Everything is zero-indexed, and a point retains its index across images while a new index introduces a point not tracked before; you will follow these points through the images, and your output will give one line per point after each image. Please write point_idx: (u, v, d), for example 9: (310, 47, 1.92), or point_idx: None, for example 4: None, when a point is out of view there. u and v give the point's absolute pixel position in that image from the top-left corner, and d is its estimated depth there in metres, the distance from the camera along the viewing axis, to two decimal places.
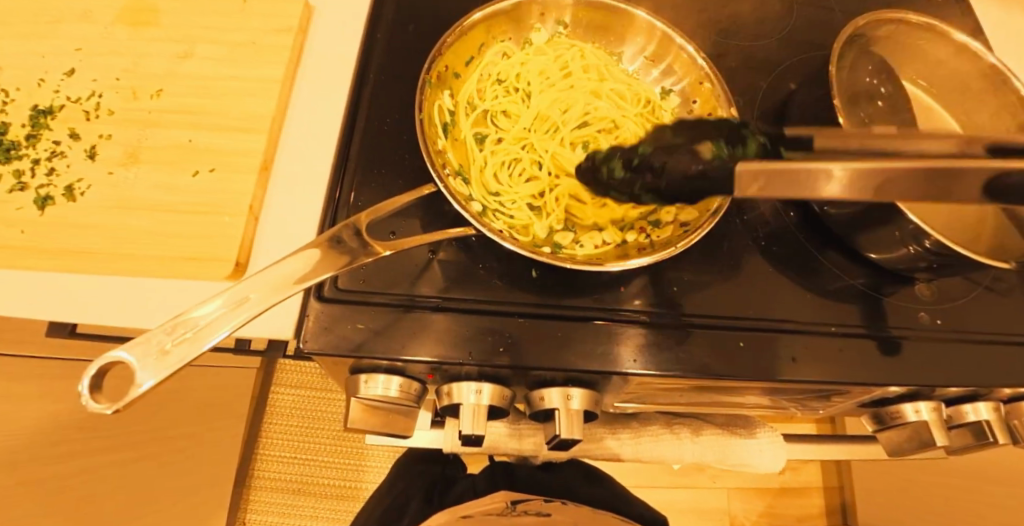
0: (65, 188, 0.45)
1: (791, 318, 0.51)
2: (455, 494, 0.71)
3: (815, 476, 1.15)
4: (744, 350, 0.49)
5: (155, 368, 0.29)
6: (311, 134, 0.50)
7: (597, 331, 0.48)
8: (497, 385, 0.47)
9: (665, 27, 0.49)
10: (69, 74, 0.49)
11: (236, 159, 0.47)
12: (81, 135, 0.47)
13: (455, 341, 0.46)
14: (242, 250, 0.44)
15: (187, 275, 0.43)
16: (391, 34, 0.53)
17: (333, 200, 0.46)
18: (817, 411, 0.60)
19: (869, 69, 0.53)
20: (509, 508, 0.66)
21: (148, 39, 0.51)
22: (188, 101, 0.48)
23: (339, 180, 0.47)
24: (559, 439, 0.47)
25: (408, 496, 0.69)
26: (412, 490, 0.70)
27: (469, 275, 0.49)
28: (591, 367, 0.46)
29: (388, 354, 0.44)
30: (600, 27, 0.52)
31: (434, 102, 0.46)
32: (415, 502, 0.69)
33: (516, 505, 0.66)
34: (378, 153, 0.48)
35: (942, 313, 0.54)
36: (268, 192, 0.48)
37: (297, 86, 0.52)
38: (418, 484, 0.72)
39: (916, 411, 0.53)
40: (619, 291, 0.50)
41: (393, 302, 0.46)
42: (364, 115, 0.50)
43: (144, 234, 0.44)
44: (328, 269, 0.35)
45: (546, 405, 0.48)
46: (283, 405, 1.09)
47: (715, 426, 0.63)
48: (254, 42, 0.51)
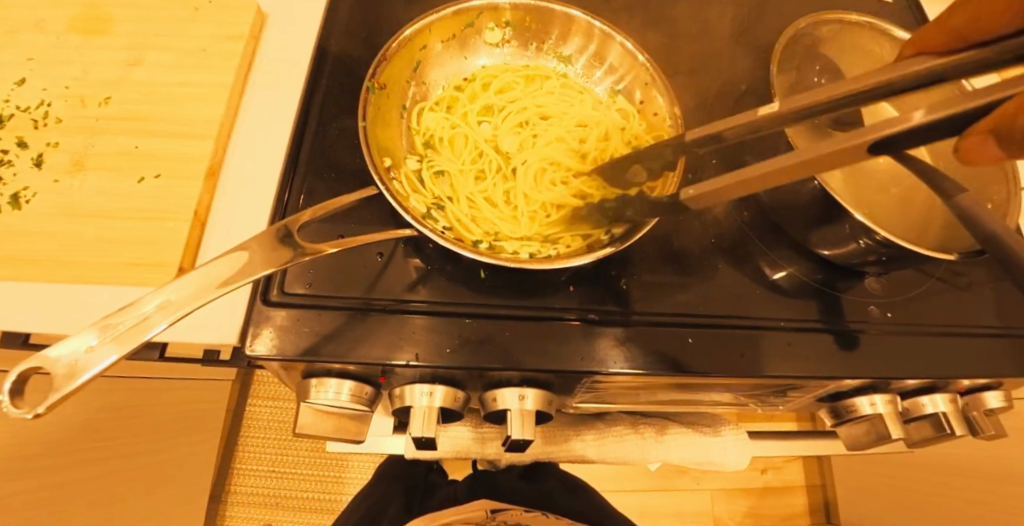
0: (11, 196, 0.45)
1: (744, 314, 0.52)
2: (437, 499, 0.72)
3: (798, 475, 1.15)
4: (695, 347, 0.49)
5: (78, 368, 0.29)
6: (263, 139, 0.50)
7: (550, 330, 0.48)
8: (449, 387, 0.47)
9: (603, 26, 0.49)
10: (19, 83, 0.49)
11: (182, 165, 0.46)
12: (29, 143, 0.47)
13: (405, 342, 0.46)
14: (186, 255, 0.44)
15: (131, 282, 0.43)
16: (343, 41, 0.54)
17: (281, 206, 0.46)
18: (777, 406, 0.60)
19: (815, 69, 0.54)
20: (487, 516, 0.66)
21: (99, 48, 0.51)
22: (136, 108, 0.48)
23: (286, 189, 0.47)
24: (511, 440, 0.47)
25: (388, 499, 0.69)
26: (391, 495, 0.70)
27: (423, 277, 0.49)
28: (540, 366, 0.46)
29: (335, 358, 0.44)
30: (546, 31, 0.52)
31: (380, 108, 0.46)
32: (393, 507, 0.68)
33: (495, 514, 0.67)
34: (329, 157, 0.49)
35: (895, 307, 0.54)
36: (217, 196, 0.48)
37: (250, 90, 0.52)
38: (399, 488, 0.71)
39: (872, 404, 0.53)
40: (572, 291, 0.50)
41: (344, 305, 0.46)
42: (314, 122, 0.50)
43: (90, 242, 0.44)
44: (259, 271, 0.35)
45: (499, 406, 0.48)
46: (259, 416, 1.08)
47: (681, 424, 0.63)
48: (204, 49, 0.51)
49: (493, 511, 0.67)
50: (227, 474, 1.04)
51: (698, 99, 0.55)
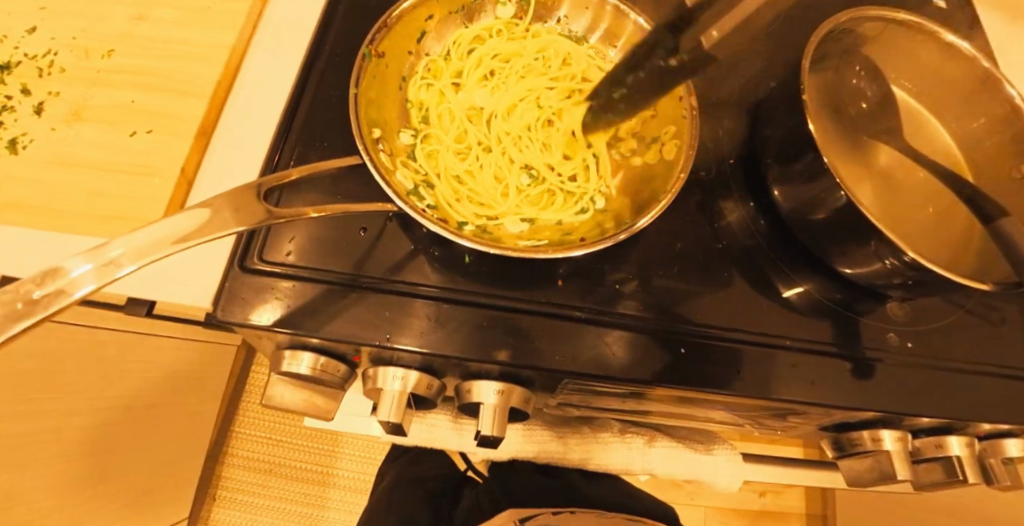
0: (8, 142, 0.45)
1: (745, 327, 0.48)
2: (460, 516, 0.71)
3: (798, 503, 1.10)
4: (686, 358, 0.46)
5: (25, 312, 0.28)
6: (260, 100, 0.49)
7: (535, 325, 0.46)
8: (424, 374, 0.46)
9: (620, 5, 0.47)
10: (29, 32, 0.49)
11: (175, 122, 0.46)
12: (32, 91, 0.47)
13: (381, 323, 0.44)
14: (169, 214, 0.43)
15: (111, 236, 0.42)
16: (352, 8, 0.52)
17: (271, 167, 0.45)
18: (776, 432, 0.57)
19: (856, 71, 0.52)
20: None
21: (109, 1, 0.51)
22: (137, 62, 0.48)
23: (277, 151, 0.46)
24: (481, 436, 0.45)
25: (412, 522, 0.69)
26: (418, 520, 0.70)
27: (410, 257, 0.47)
28: (521, 362, 0.44)
29: (308, 332, 0.42)
30: (560, 9, 0.50)
31: (378, 76, 0.44)
32: None
33: (524, 521, 0.62)
34: (323, 126, 0.47)
35: (915, 336, 0.50)
36: (206, 158, 0.46)
37: (254, 52, 0.51)
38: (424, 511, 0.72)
39: (879, 439, 0.49)
40: (561, 285, 0.48)
41: (322, 278, 0.45)
42: (312, 87, 0.49)
43: (76, 192, 0.43)
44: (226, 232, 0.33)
45: (473, 399, 0.46)
46: (259, 383, 1.10)
47: (671, 437, 0.60)
48: (210, 9, 0.50)
49: (521, 519, 0.62)
50: (225, 437, 1.06)
51: None
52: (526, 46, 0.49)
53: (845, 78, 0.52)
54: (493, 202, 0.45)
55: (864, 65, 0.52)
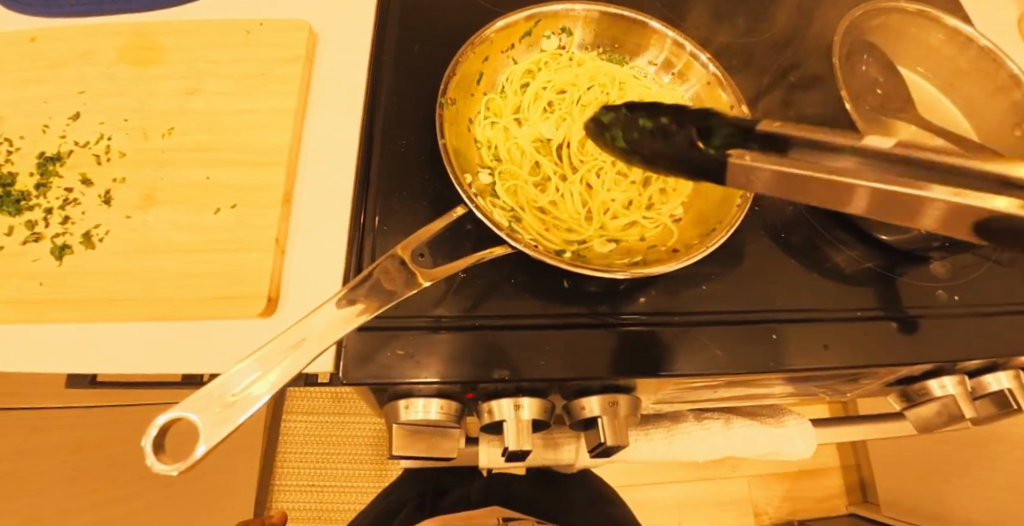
0: (83, 236, 0.44)
1: (815, 307, 0.52)
2: (451, 499, 0.74)
3: (831, 458, 1.18)
4: (778, 342, 0.49)
5: (223, 416, 0.29)
6: (329, 159, 0.50)
7: (635, 335, 0.48)
8: (536, 399, 0.47)
9: (676, 36, 0.50)
10: (73, 118, 0.48)
11: (255, 193, 0.46)
12: (94, 180, 0.46)
13: (492, 359, 0.45)
14: (273, 284, 0.43)
15: (219, 315, 0.42)
16: (400, 57, 0.53)
17: (358, 231, 0.46)
18: (844, 394, 0.61)
19: (864, 59, 0.56)
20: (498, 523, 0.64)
21: (154, 78, 0.50)
22: (202, 138, 0.47)
23: (361, 215, 0.46)
24: (603, 445, 0.47)
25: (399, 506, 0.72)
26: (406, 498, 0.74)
27: (501, 292, 0.49)
28: (630, 374, 0.46)
29: (429, 379, 0.44)
30: (606, 37, 0.53)
31: (453, 122, 0.46)
32: (407, 509, 0.72)
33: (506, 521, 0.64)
34: (400, 178, 0.48)
35: (960, 289, 0.56)
36: (291, 225, 0.47)
37: (311, 113, 0.51)
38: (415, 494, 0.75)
39: (942, 386, 0.54)
40: (649, 295, 0.50)
41: (426, 325, 0.46)
42: (380, 138, 0.49)
43: (171, 277, 0.43)
44: (364, 314, 0.34)
45: (588, 414, 0.47)
46: (295, 433, 1.07)
47: (745, 416, 0.64)
48: (262, 74, 0.50)
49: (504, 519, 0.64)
50: (267, 491, 1.03)
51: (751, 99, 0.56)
52: (579, 76, 0.52)
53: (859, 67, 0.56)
54: (578, 227, 0.48)
55: (868, 53, 0.57)
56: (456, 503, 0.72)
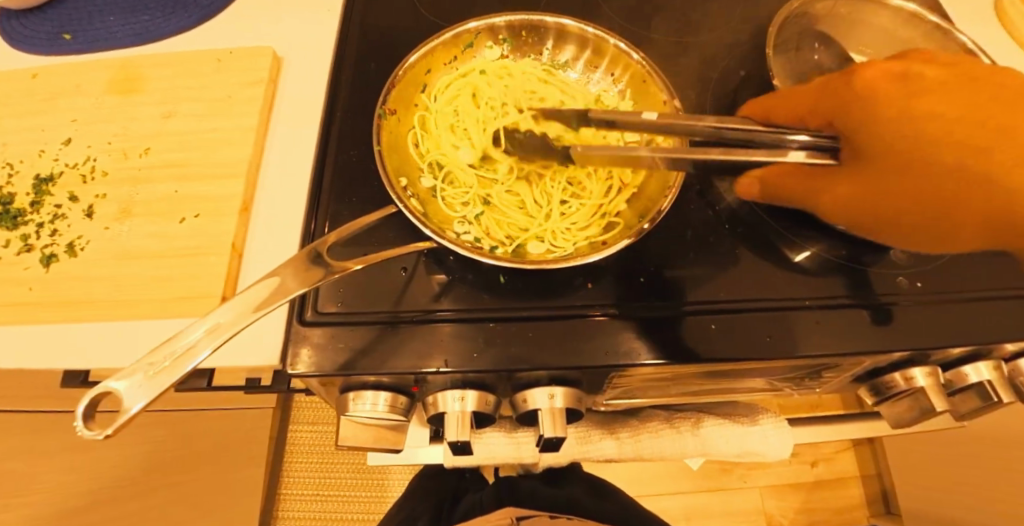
0: (67, 246, 0.49)
1: (764, 297, 0.52)
2: (461, 508, 0.72)
3: (851, 465, 1.14)
4: (718, 332, 0.49)
5: (145, 389, 0.32)
6: (288, 171, 0.54)
7: (576, 327, 0.49)
8: (480, 391, 0.49)
9: (597, 32, 0.52)
10: (66, 143, 0.54)
11: (216, 203, 0.50)
12: (79, 197, 0.51)
13: (433, 350, 0.47)
14: (227, 285, 0.47)
15: (177, 314, 0.46)
16: (354, 74, 0.57)
17: (309, 235, 0.49)
18: (812, 388, 0.60)
19: (814, 46, 0.56)
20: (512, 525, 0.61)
21: (136, 105, 0.55)
22: (172, 156, 0.52)
23: (312, 220, 0.50)
24: (545, 438, 0.48)
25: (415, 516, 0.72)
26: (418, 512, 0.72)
27: (445, 288, 0.50)
28: (568, 364, 0.47)
29: (371, 371, 0.46)
30: (541, 43, 0.55)
31: (392, 131, 0.49)
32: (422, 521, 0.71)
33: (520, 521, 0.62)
34: (350, 185, 0.51)
35: (922, 276, 0.53)
36: (250, 231, 0.51)
37: (273, 130, 0.56)
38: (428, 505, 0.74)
39: (911, 378, 0.52)
40: (592, 287, 0.51)
41: (374, 319, 0.48)
42: (333, 150, 0.53)
43: (138, 280, 0.47)
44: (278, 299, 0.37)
45: (529, 407, 0.49)
46: (301, 443, 1.10)
47: (719, 416, 0.63)
48: (229, 97, 0.55)
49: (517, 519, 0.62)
50: (274, 500, 1.06)
51: (696, 95, 0.57)
52: (517, 82, 0.54)
53: (810, 55, 0.55)
54: (517, 225, 0.50)
55: (818, 40, 0.56)
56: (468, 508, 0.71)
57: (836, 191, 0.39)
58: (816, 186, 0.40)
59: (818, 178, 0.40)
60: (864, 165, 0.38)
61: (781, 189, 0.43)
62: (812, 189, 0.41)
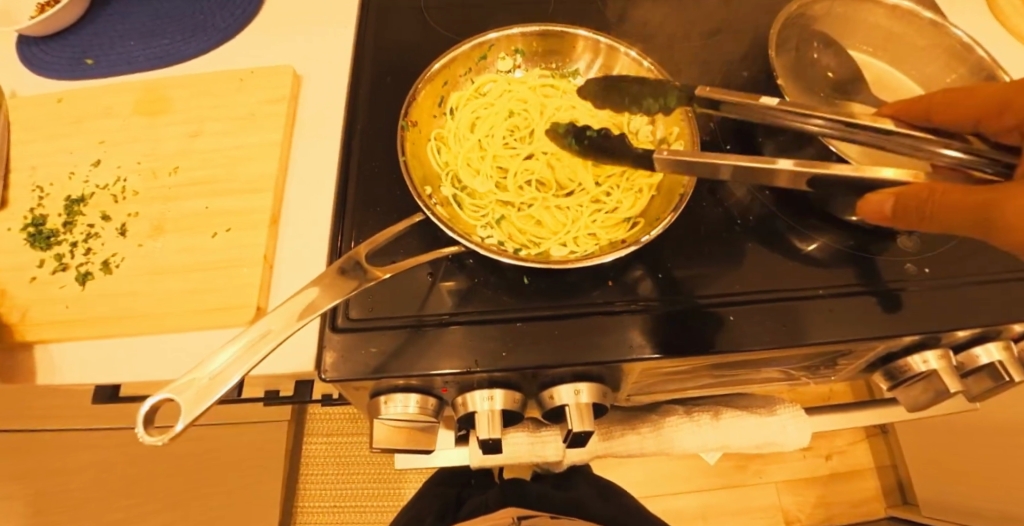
0: (102, 263, 0.50)
1: (778, 288, 0.53)
2: (469, 509, 0.73)
3: (864, 457, 1.15)
4: (735, 323, 0.51)
5: (203, 394, 0.33)
6: (313, 184, 0.56)
7: (598, 325, 0.50)
8: (508, 390, 0.50)
9: (606, 40, 0.54)
10: (95, 165, 0.55)
11: (246, 217, 0.51)
12: (111, 216, 0.53)
13: (461, 351, 0.48)
14: (261, 295, 0.48)
15: (213, 325, 0.47)
16: (373, 88, 0.59)
17: (337, 254, 0.50)
18: (827, 376, 0.62)
19: (814, 46, 0.58)
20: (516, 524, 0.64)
21: (162, 125, 0.57)
22: (201, 173, 0.54)
23: (338, 240, 0.51)
24: (572, 433, 0.49)
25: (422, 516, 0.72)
26: (426, 510, 0.73)
27: (471, 292, 0.52)
28: (592, 359, 0.48)
29: (403, 373, 0.47)
30: (549, 53, 0.58)
31: (414, 144, 0.51)
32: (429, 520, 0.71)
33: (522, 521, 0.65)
34: (374, 195, 0.53)
35: (929, 262, 0.55)
36: (279, 243, 0.52)
37: (296, 145, 0.58)
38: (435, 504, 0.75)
39: (925, 361, 0.54)
40: (611, 285, 0.53)
41: (402, 323, 0.50)
42: (357, 162, 0.55)
43: (173, 294, 0.48)
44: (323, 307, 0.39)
45: (556, 403, 0.50)
46: (317, 455, 1.11)
47: (736, 409, 0.65)
48: (252, 115, 0.57)
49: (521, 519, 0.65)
50: (291, 513, 1.06)
51: (704, 98, 0.60)
52: (528, 94, 0.57)
53: (811, 54, 0.58)
54: (538, 226, 0.51)
55: (818, 40, 0.58)
56: (477, 507, 0.72)
57: (950, 202, 0.36)
58: (928, 197, 0.37)
59: (933, 191, 0.37)
60: (996, 189, 0.35)
61: (936, 206, 0.37)
62: (918, 202, 0.37)
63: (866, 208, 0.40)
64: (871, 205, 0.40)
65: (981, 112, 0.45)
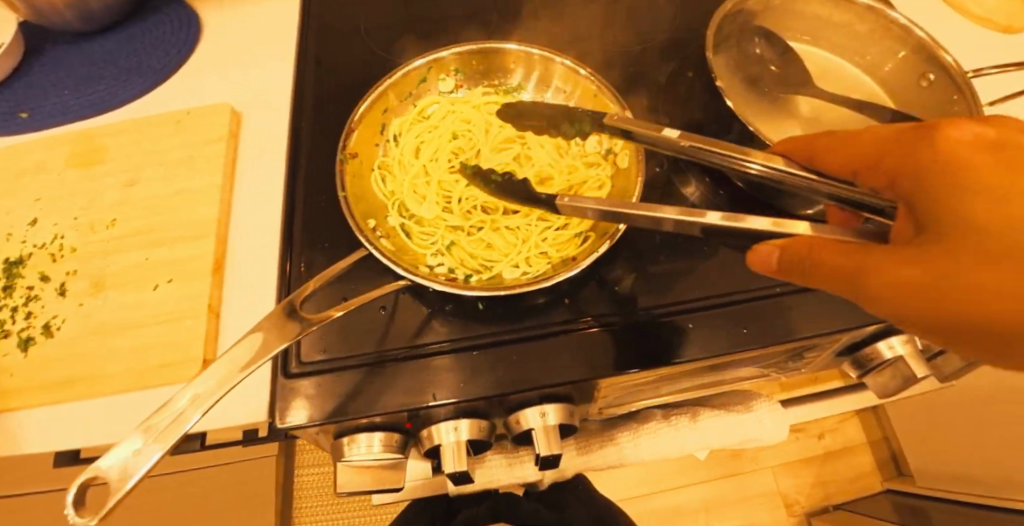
0: (43, 326, 0.49)
1: (738, 289, 0.53)
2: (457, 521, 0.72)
3: (856, 434, 1.16)
4: (695, 330, 0.50)
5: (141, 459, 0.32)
6: (258, 224, 0.54)
7: (558, 346, 0.49)
8: (474, 419, 0.49)
9: (541, 52, 0.53)
10: (32, 223, 0.54)
11: (188, 265, 0.50)
12: (51, 275, 0.51)
13: (420, 386, 0.47)
14: (207, 347, 0.47)
15: (161, 382, 0.46)
16: (314, 119, 0.58)
17: (286, 278, 0.49)
18: (799, 369, 0.62)
19: (755, 41, 0.58)
20: None
21: (98, 176, 0.55)
22: (140, 223, 0.52)
23: (287, 262, 0.50)
24: (541, 457, 0.49)
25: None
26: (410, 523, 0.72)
27: (428, 322, 0.51)
28: (556, 381, 0.47)
29: (362, 414, 0.45)
30: (487, 71, 0.57)
31: (354, 177, 0.50)
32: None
33: None
34: (320, 230, 0.52)
35: None
36: (225, 290, 0.51)
37: (238, 184, 0.56)
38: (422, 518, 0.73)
39: (891, 347, 0.53)
40: (568, 303, 0.52)
41: (358, 363, 0.48)
42: (301, 198, 0.53)
43: (119, 353, 0.47)
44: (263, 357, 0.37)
45: (523, 427, 0.49)
46: (308, 485, 1.09)
47: (714, 408, 0.64)
48: (190, 157, 0.56)
49: None
50: None
51: (654, 99, 0.59)
52: (471, 114, 0.56)
53: (752, 50, 0.58)
54: (489, 250, 0.50)
55: (759, 35, 0.58)
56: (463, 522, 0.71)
57: (890, 267, 0.32)
58: (871, 264, 0.32)
59: (872, 254, 0.33)
60: (931, 248, 0.32)
61: (817, 268, 0.34)
62: (855, 265, 0.33)
63: (761, 260, 0.37)
64: (764, 256, 0.37)
65: (858, 166, 0.38)
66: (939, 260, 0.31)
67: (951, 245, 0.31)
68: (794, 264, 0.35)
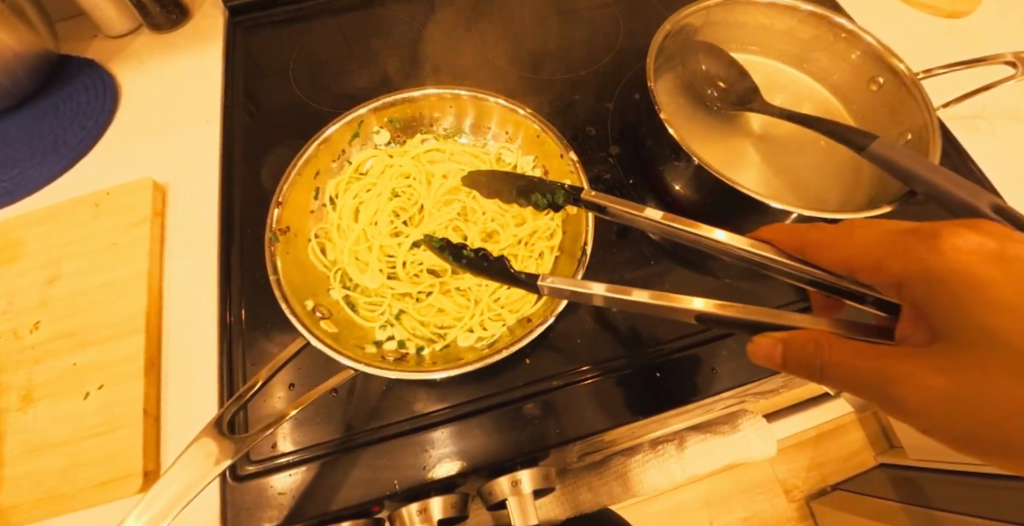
0: None
1: (708, 325, 0.50)
2: None
3: None
4: (664, 380, 0.48)
5: None
6: (195, 310, 0.51)
7: (519, 414, 0.47)
8: (446, 493, 0.44)
9: (473, 95, 0.50)
10: None
11: (119, 367, 0.47)
12: None
13: (379, 475, 0.44)
14: (148, 457, 0.44)
15: (100, 501, 0.43)
16: (246, 185, 0.55)
17: (225, 331, 0.47)
18: (782, 388, 0.59)
19: (699, 60, 0.55)
20: None
21: (16, 274, 0.51)
22: (65, 324, 0.49)
23: (227, 311, 0.48)
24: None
25: None
26: None
27: (385, 398, 0.48)
28: (520, 453, 0.45)
29: (317, 515, 0.43)
30: (421, 120, 0.54)
31: (289, 253, 0.46)
32: None
33: None
34: (260, 307, 0.49)
35: None
36: (164, 386, 0.48)
37: (170, 266, 0.53)
38: None
39: None
40: (529, 362, 0.49)
41: (312, 455, 0.45)
42: (238, 278, 0.50)
43: (48, 474, 0.43)
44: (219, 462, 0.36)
45: (499, 496, 0.45)
46: None
47: (698, 431, 0.62)
48: (115, 243, 0.52)
49: None
50: None
51: (601, 128, 0.57)
52: (409, 166, 0.54)
53: (697, 67, 0.55)
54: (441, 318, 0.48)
55: (704, 53, 0.56)
56: None
57: (914, 379, 0.30)
58: (891, 371, 0.30)
59: (889, 360, 0.30)
60: (958, 357, 0.29)
61: (833, 368, 0.31)
62: (880, 374, 0.31)
63: (761, 354, 0.33)
64: (766, 348, 0.33)
65: (857, 259, 0.35)
66: (963, 371, 0.29)
67: (971, 356, 0.29)
68: (802, 362, 0.32)
